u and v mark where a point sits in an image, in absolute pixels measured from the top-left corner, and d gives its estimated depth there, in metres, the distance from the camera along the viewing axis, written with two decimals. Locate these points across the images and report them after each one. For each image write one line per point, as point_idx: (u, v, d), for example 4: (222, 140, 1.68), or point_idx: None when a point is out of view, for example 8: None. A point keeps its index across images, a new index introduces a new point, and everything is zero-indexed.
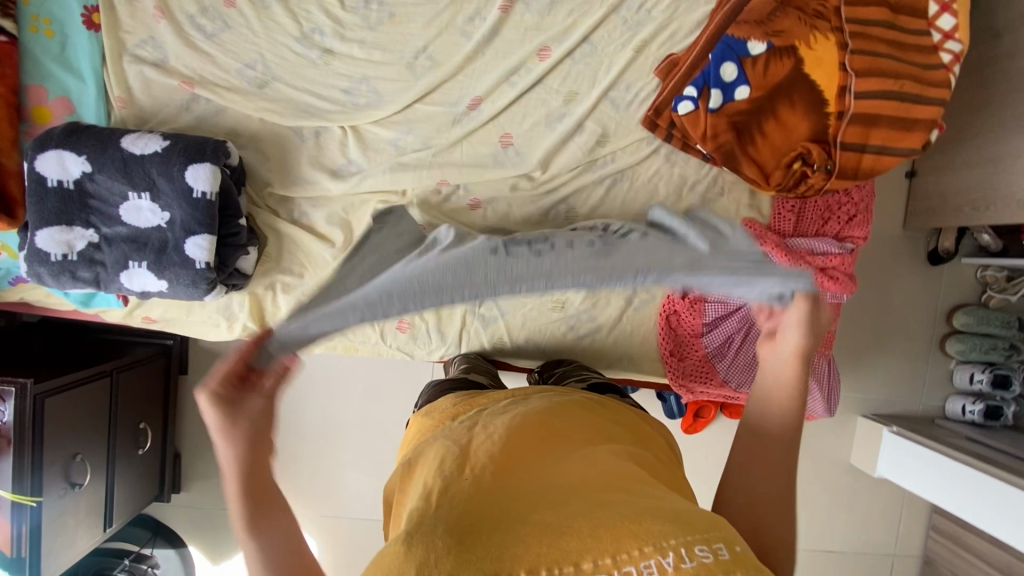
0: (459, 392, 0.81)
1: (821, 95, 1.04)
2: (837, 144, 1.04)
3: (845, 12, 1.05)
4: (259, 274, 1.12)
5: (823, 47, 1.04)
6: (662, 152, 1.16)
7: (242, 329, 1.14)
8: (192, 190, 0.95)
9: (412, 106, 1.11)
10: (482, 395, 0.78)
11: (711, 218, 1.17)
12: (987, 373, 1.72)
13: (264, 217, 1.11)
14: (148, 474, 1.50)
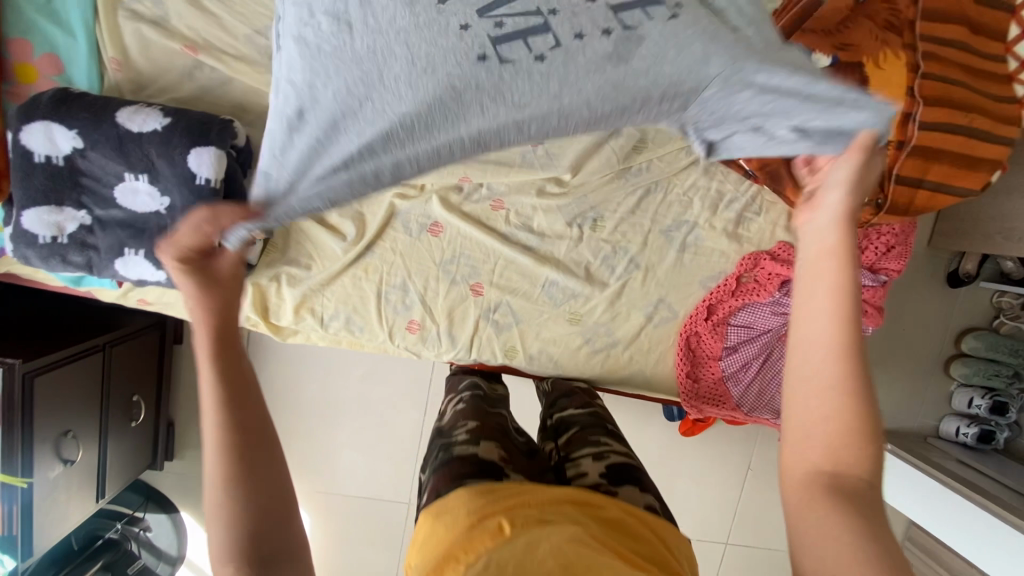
0: (476, 484, 0.58)
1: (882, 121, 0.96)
2: (892, 177, 0.96)
3: (920, 28, 0.96)
4: (264, 264, 1.05)
5: (892, 67, 0.95)
6: (701, 164, 1.08)
7: (244, 319, 1.08)
8: (195, 176, 0.88)
9: None
10: (506, 494, 0.56)
11: (744, 238, 1.11)
12: (986, 399, 1.71)
13: None
14: (141, 443, 1.47)
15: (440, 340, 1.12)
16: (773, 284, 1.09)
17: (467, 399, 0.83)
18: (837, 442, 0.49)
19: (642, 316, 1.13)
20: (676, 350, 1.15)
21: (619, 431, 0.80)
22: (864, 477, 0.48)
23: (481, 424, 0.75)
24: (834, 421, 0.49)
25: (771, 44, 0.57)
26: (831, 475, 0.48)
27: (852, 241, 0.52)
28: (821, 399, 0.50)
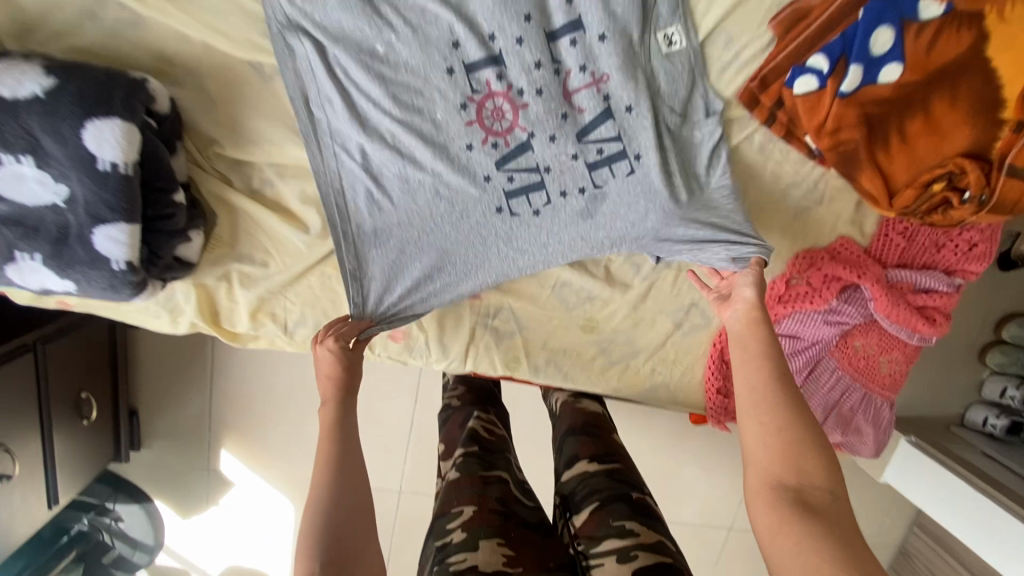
0: None
1: (996, 94, 0.74)
2: (1001, 169, 0.77)
3: None
4: (208, 262, 0.84)
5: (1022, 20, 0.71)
6: (755, 140, 0.87)
7: (190, 326, 0.89)
8: (96, 160, 0.66)
9: None
10: None
11: (795, 232, 0.92)
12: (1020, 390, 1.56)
13: (212, 185, 0.81)
14: (101, 439, 1.33)
15: (429, 349, 0.95)
16: (830, 289, 0.91)
17: (463, 472, 0.86)
18: (792, 458, 0.60)
19: (670, 323, 0.95)
20: (706, 362, 0.98)
21: (635, 499, 0.81)
22: (825, 487, 0.58)
23: (480, 512, 0.78)
24: (779, 448, 0.60)
25: (685, 197, 0.82)
26: (794, 488, 0.58)
27: (768, 321, 0.71)
28: (771, 429, 0.61)
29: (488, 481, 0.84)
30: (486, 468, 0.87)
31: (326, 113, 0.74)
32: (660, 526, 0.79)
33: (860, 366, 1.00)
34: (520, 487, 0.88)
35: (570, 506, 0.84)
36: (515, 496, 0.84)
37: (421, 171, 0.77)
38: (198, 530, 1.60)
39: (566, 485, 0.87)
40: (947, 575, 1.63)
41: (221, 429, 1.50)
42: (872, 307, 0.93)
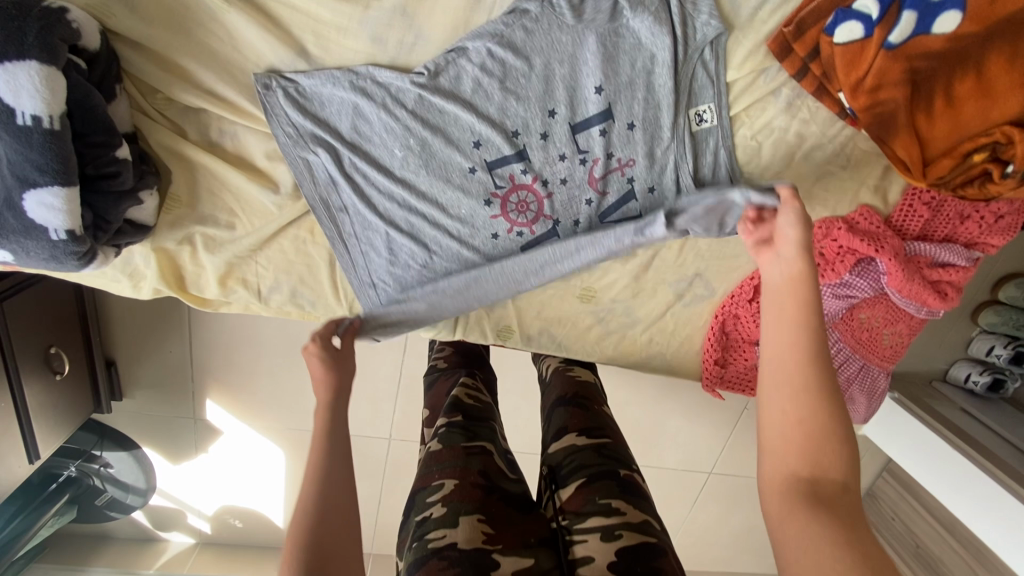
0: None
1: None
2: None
3: None
4: (167, 224, 0.76)
5: None
6: (781, 95, 0.77)
7: (153, 292, 0.82)
8: (13, 113, 0.55)
9: None
10: None
11: (816, 200, 0.85)
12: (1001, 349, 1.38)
13: (162, 135, 0.71)
14: (78, 392, 1.29)
15: None
16: (843, 263, 0.85)
17: (444, 443, 0.83)
18: (809, 449, 0.52)
19: (671, 293, 0.90)
20: (706, 332, 0.94)
21: (624, 476, 0.77)
22: (841, 480, 0.51)
23: (460, 487, 0.74)
24: (797, 431, 0.53)
25: (704, 253, 0.87)
26: (808, 482, 0.51)
27: (812, 272, 0.58)
28: (793, 414, 0.53)
29: (471, 452, 0.81)
30: (470, 440, 0.84)
31: (351, 217, 0.79)
32: (648, 506, 0.75)
33: (862, 339, 0.97)
34: (505, 461, 0.84)
35: (558, 479, 0.80)
36: (499, 470, 0.80)
37: (450, 255, 0.82)
38: (189, 475, 1.61)
39: (555, 455, 0.83)
40: (912, 520, 1.70)
41: (204, 380, 1.47)
42: (884, 282, 0.88)
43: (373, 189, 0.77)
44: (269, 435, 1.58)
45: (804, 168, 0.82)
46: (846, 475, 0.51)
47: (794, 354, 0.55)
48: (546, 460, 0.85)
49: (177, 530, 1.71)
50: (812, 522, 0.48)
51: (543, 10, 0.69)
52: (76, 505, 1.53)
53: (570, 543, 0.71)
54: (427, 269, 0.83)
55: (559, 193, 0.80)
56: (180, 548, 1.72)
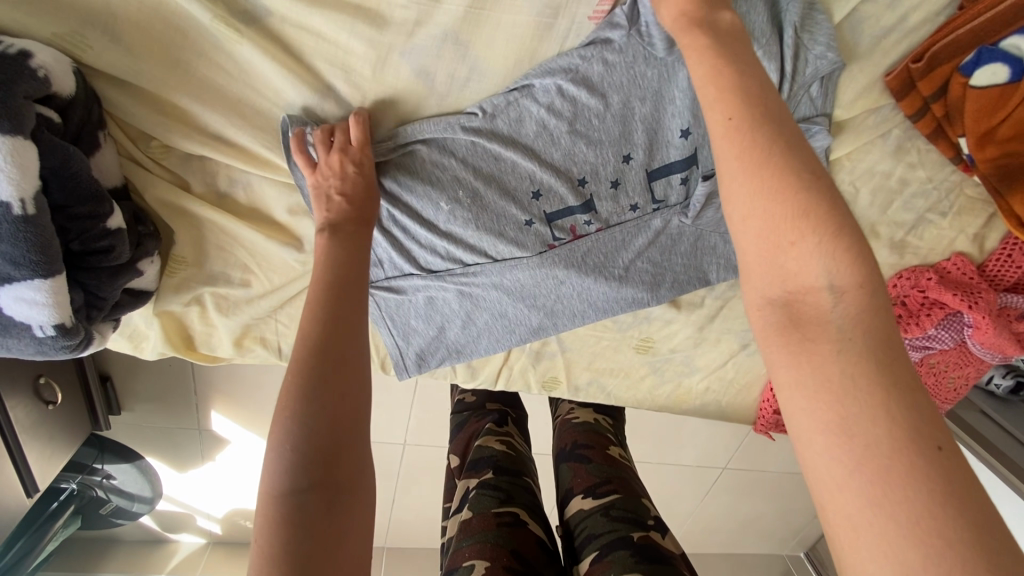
0: None
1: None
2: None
3: None
4: (170, 286, 0.64)
5: None
6: (890, 136, 0.66)
7: (158, 353, 0.71)
8: None
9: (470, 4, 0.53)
10: None
11: (908, 248, 0.75)
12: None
13: (160, 188, 0.58)
14: (74, 415, 1.20)
15: (453, 368, 0.80)
16: (930, 316, 0.77)
17: (476, 510, 0.76)
18: (769, 251, 0.38)
19: (736, 343, 0.82)
20: (768, 380, 0.87)
21: (637, 540, 0.70)
22: (821, 284, 0.36)
23: (493, 569, 0.67)
24: (759, 237, 0.38)
25: None
26: (782, 302, 0.38)
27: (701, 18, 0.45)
28: (747, 207, 0.39)
29: (501, 522, 0.73)
30: (502, 504, 0.76)
31: (387, 273, 0.68)
32: (675, 572, 0.67)
33: (927, 382, 0.91)
34: (540, 528, 0.77)
35: (575, 553, 0.74)
36: (534, 543, 0.73)
37: (496, 305, 0.72)
38: (197, 481, 1.56)
39: (568, 522, 0.78)
40: None
41: (207, 389, 1.38)
42: (968, 333, 0.80)
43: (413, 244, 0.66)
44: None
45: (902, 215, 0.72)
46: (830, 277, 0.36)
47: (736, 152, 0.40)
48: (563, 530, 0.79)
49: (187, 531, 1.67)
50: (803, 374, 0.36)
51: (629, 38, 0.55)
52: (81, 515, 1.47)
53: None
54: (471, 324, 0.74)
55: (624, 242, 0.69)
56: (191, 548, 1.69)
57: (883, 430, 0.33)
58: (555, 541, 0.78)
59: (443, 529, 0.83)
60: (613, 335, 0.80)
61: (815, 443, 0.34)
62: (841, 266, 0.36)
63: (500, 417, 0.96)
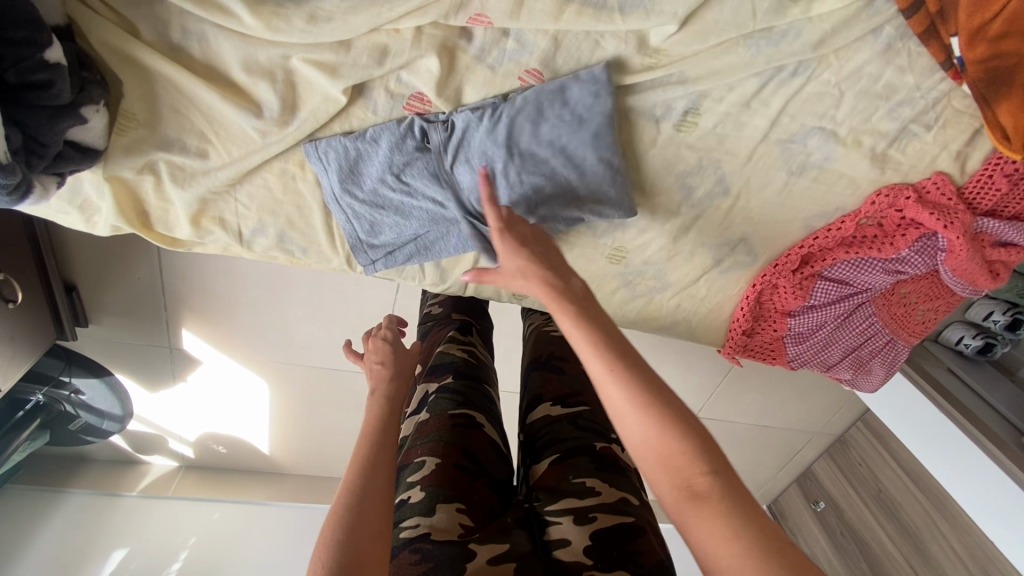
0: None
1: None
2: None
3: None
4: (122, 148, 0.61)
5: None
6: (883, 35, 0.63)
7: (109, 227, 0.68)
8: None
9: None
10: None
11: (890, 166, 0.74)
12: (1007, 316, 1.27)
13: (106, 32, 0.54)
14: (37, 321, 1.17)
15: (426, 270, 0.79)
16: (905, 236, 0.77)
17: (433, 413, 0.76)
18: (667, 454, 0.46)
19: (710, 258, 0.81)
20: (741, 299, 0.87)
21: (600, 448, 0.71)
22: (703, 468, 0.45)
23: (442, 466, 0.68)
24: (659, 443, 0.47)
25: (752, 217, 0.77)
26: (686, 489, 0.45)
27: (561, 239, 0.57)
28: (638, 436, 0.48)
29: (457, 424, 0.74)
30: (459, 407, 0.77)
31: (364, 168, 0.66)
32: (624, 479, 0.68)
33: (896, 314, 0.91)
34: (496, 431, 0.78)
35: (533, 453, 0.74)
36: (487, 445, 0.74)
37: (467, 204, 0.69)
38: (168, 403, 1.55)
39: (529, 427, 0.78)
40: (879, 467, 1.74)
41: (176, 309, 1.35)
42: (940, 258, 0.80)
43: (391, 134, 0.63)
44: (251, 366, 1.50)
45: (887, 127, 0.70)
46: (715, 463, 0.46)
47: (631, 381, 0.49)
48: (522, 432, 0.79)
49: (158, 454, 1.68)
50: (713, 537, 0.42)
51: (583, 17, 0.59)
52: (48, 429, 1.47)
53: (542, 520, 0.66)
54: (441, 223, 0.71)
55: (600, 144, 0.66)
56: (164, 470, 1.70)
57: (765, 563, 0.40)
58: (509, 444, 0.79)
59: (400, 429, 0.83)
60: (587, 242, 0.78)
61: None
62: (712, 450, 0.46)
63: (468, 328, 0.97)
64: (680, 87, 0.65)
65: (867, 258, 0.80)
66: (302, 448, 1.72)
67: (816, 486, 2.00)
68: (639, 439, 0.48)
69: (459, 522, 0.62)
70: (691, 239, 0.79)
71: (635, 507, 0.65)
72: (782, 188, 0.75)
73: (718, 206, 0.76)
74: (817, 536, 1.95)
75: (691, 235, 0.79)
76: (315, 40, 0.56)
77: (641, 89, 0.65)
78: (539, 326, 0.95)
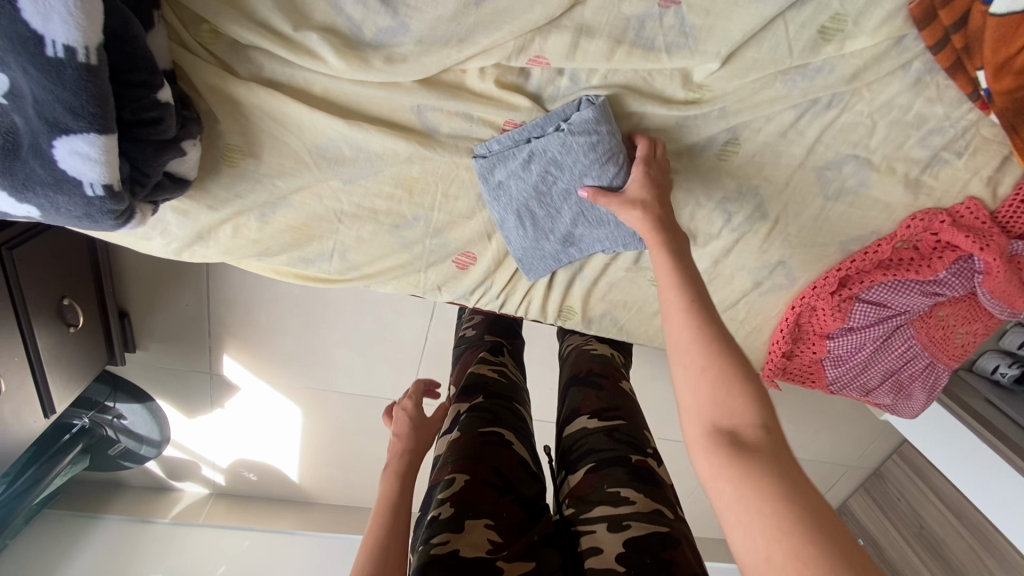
0: None
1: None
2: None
3: None
4: (209, 177, 0.67)
5: None
6: (912, 69, 0.67)
7: (188, 250, 0.74)
8: (41, 41, 0.45)
9: None
10: None
11: (923, 191, 0.77)
12: None
13: (206, 74, 0.60)
14: (91, 344, 1.22)
15: (474, 291, 0.83)
16: (941, 258, 0.79)
17: (463, 429, 0.74)
18: (719, 394, 0.51)
19: (748, 280, 0.84)
20: (778, 326, 0.89)
21: (636, 462, 0.71)
22: (755, 423, 0.49)
23: (471, 483, 0.66)
24: (702, 381, 0.52)
25: (791, 240, 0.80)
26: (727, 430, 0.49)
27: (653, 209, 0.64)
28: (692, 368, 0.53)
29: (486, 440, 0.72)
30: (488, 424, 0.76)
31: (530, 148, 0.67)
32: (662, 494, 0.68)
33: (934, 337, 0.92)
34: (525, 449, 0.76)
35: (568, 465, 0.74)
36: (517, 462, 0.72)
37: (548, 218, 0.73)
38: (204, 428, 1.58)
39: (565, 440, 0.78)
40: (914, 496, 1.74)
41: (220, 336, 1.40)
42: (978, 281, 0.82)
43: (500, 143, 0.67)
44: (288, 394, 1.54)
45: (918, 153, 0.74)
46: (765, 419, 0.50)
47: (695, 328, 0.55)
48: (559, 446, 0.79)
49: (190, 480, 1.70)
50: (742, 480, 0.46)
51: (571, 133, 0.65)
52: (88, 454, 1.51)
53: (578, 534, 0.65)
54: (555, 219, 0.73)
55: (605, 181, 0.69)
56: (195, 498, 1.72)
57: (790, 504, 0.44)
58: (539, 461, 0.78)
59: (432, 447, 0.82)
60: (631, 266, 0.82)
61: (750, 530, 0.43)
62: (762, 410, 0.50)
63: (501, 347, 1.00)
64: (722, 120, 0.69)
65: (902, 280, 0.82)
66: (332, 477, 1.73)
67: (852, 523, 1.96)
68: (692, 376, 0.53)
69: (486, 542, 0.60)
70: (731, 261, 0.82)
71: (671, 521, 0.65)
72: (818, 213, 0.78)
73: (756, 229, 0.79)
74: None
75: (731, 257, 0.82)
76: (389, 77, 0.61)
77: (685, 122, 0.70)
78: (579, 346, 0.97)
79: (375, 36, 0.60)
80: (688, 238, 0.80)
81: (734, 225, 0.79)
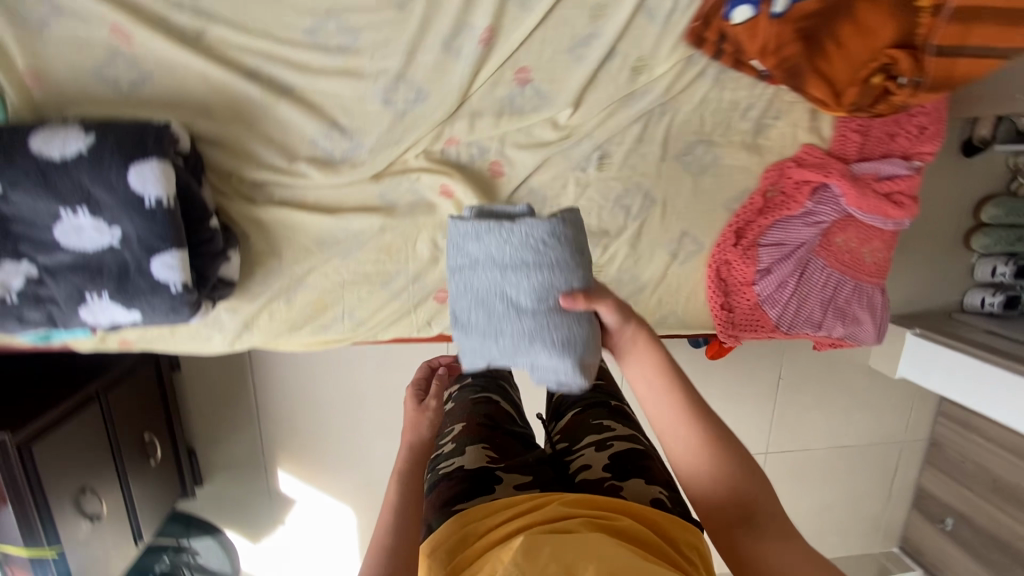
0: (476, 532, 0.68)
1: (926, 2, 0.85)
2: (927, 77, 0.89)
3: None
4: (247, 277, 0.94)
5: None
6: (710, 73, 0.96)
7: (238, 339, 0.98)
8: (143, 198, 0.74)
9: (414, 55, 0.88)
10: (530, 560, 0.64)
11: (765, 150, 1.01)
12: None
13: (238, 206, 0.90)
14: (167, 478, 1.41)
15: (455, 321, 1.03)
16: (802, 192, 1.01)
17: (459, 396, 0.92)
18: (724, 482, 0.62)
19: (666, 254, 1.05)
20: (707, 283, 1.07)
21: (613, 404, 0.86)
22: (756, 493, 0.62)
23: (470, 425, 0.83)
24: (718, 478, 0.62)
25: (685, 213, 1.03)
26: (740, 513, 0.61)
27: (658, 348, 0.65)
28: (705, 468, 0.62)
29: (479, 400, 0.89)
30: (479, 390, 0.93)
31: (506, 232, 0.64)
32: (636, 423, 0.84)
33: (845, 261, 1.09)
34: (513, 407, 0.93)
35: (556, 416, 0.90)
36: (507, 414, 0.89)
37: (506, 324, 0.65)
38: (270, 552, 1.68)
39: (552, 401, 0.95)
40: (980, 453, 1.77)
41: (273, 451, 1.58)
42: (843, 203, 1.02)
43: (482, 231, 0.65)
44: (341, 496, 1.67)
45: (746, 126, 0.99)
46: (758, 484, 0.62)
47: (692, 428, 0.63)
48: (548, 405, 0.95)
49: None
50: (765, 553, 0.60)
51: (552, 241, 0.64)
52: None
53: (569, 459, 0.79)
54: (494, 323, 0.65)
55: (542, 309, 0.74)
56: None
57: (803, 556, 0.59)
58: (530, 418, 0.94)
59: None
60: None
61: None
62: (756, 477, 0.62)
63: None
64: (593, 143, 0.97)
65: (785, 218, 1.03)
66: None
67: (935, 503, 1.93)
68: (708, 479, 0.62)
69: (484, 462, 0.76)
70: (646, 243, 1.04)
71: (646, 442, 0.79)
72: (695, 188, 1.02)
73: (654, 213, 1.02)
74: (961, 558, 1.82)
75: (645, 240, 1.03)
76: (357, 176, 0.92)
77: (568, 152, 0.97)
78: None
79: (343, 153, 0.91)
80: (606, 234, 1.03)
81: (636, 215, 1.02)
